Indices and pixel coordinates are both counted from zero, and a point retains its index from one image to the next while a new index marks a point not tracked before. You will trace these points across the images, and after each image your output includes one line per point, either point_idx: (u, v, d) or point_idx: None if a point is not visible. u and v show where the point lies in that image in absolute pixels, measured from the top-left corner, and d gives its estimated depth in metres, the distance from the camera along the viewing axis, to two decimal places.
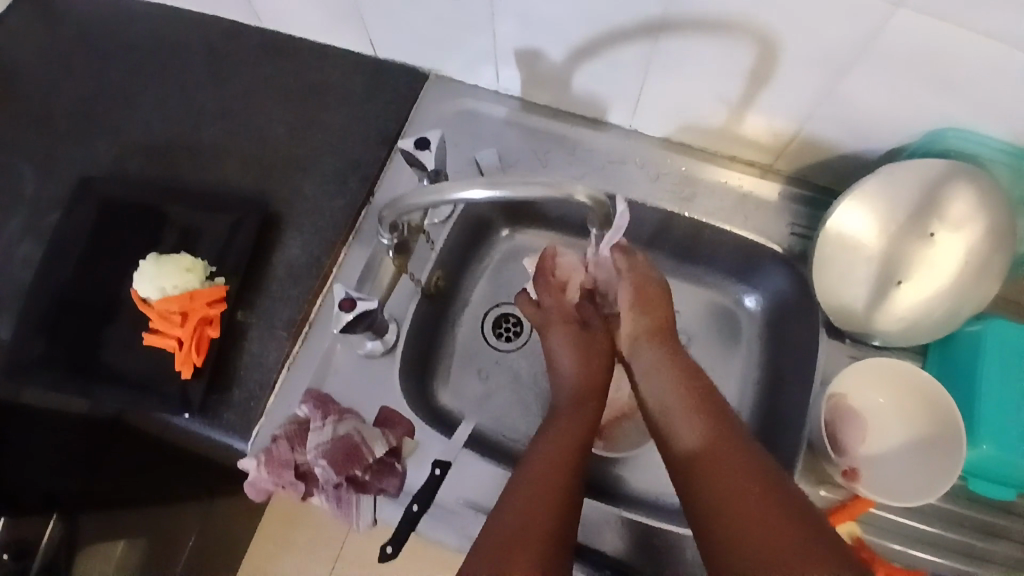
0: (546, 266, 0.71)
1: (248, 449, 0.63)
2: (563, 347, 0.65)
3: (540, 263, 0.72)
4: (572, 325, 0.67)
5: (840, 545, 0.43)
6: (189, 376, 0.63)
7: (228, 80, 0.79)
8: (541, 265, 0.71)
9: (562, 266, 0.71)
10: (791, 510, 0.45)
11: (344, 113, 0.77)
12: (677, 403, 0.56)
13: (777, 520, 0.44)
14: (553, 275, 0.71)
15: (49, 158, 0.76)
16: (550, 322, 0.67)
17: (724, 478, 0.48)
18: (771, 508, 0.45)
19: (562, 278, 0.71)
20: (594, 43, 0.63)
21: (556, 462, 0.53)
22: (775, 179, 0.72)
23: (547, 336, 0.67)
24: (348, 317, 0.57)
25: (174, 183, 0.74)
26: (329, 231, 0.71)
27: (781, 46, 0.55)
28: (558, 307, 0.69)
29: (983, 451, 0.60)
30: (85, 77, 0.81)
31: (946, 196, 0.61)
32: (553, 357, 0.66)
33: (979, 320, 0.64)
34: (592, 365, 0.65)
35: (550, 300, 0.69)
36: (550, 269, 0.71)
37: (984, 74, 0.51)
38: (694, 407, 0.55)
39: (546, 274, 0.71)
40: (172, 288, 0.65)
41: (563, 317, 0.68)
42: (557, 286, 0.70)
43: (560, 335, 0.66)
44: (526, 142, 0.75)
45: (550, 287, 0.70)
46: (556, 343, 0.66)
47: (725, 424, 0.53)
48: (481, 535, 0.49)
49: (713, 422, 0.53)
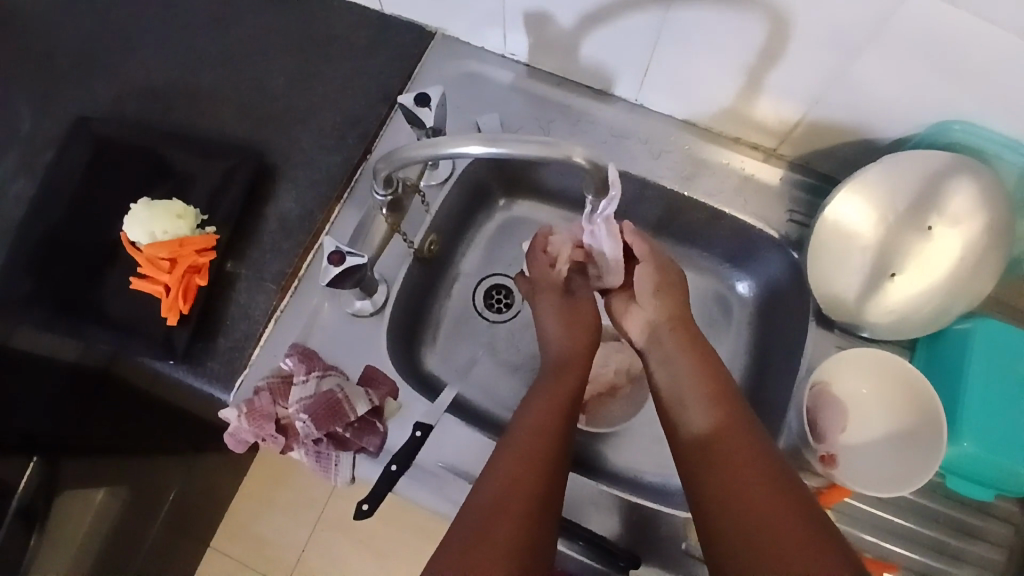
0: (539, 244, 0.69)
1: (230, 399, 0.63)
2: (548, 314, 0.67)
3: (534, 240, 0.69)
4: (559, 292, 0.68)
5: (829, 534, 0.43)
6: (174, 322, 0.63)
7: (230, 25, 0.78)
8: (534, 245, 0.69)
9: (553, 242, 0.68)
10: (786, 497, 0.45)
11: (346, 67, 0.75)
12: (689, 388, 0.56)
13: (771, 506, 0.44)
14: (545, 252, 0.68)
15: (42, 94, 0.75)
16: (538, 292, 0.68)
17: (727, 465, 0.48)
18: (768, 495, 0.45)
19: (553, 255, 0.68)
20: (605, 9, 0.61)
21: (541, 431, 0.54)
22: (778, 163, 0.71)
23: (536, 306, 0.68)
24: (336, 271, 0.57)
25: (169, 128, 0.72)
26: (325, 187, 0.70)
27: (795, 23, 0.54)
28: (547, 281, 0.68)
29: (965, 449, 0.60)
30: (82, 13, 0.78)
31: (947, 189, 0.61)
32: (540, 323, 0.67)
33: (969, 318, 0.64)
34: (578, 333, 0.65)
35: (538, 273, 0.68)
36: (541, 247, 0.69)
37: (996, 65, 0.50)
38: (705, 392, 0.55)
39: (536, 251, 0.69)
40: (162, 234, 0.64)
41: (550, 286, 0.68)
42: (547, 262, 0.68)
43: (547, 302, 0.67)
44: (530, 110, 0.74)
45: (541, 265, 0.68)
46: (542, 310, 0.67)
47: (733, 409, 0.53)
48: (467, 503, 0.49)
49: (722, 408, 0.53)
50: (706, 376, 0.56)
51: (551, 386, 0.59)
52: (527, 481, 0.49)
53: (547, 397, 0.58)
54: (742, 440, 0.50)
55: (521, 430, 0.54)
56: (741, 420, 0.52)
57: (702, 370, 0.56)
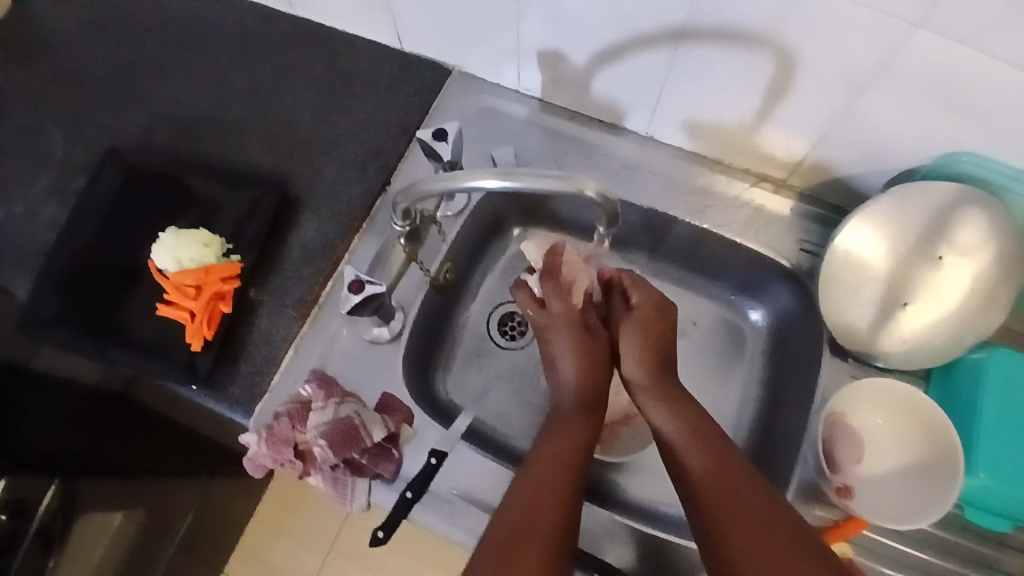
0: (555, 268, 0.64)
1: (250, 424, 0.64)
2: (568, 355, 0.62)
3: (549, 260, 0.65)
4: (580, 330, 0.63)
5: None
6: (198, 348, 0.64)
7: (259, 61, 0.81)
8: (550, 263, 0.65)
9: (570, 266, 0.65)
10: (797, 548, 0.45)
11: (368, 101, 0.78)
12: (687, 440, 0.55)
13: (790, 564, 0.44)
14: (562, 277, 0.65)
15: (79, 126, 0.78)
16: (554, 328, 0.63)
17: (736, 520, 0.48)
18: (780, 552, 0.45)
19: (569, 278, 0.65)
20: (618, 47, 0.64)
21: (552, 474, 0.52)
22: (788, 195, 0.72)
23: (550, 343, 0.63)
24: (356, 299, 0.59)
25: (197, 159, 0.75)
26: (345, 216, 0.72)
27: (803, 60, 0.56)
28: (567, 317, 0.63)
29: (980, 480, 0.60)
30: (120, 49, 0.82)
31: (955, 221, 0.62)
32: (557, 364, 0.62)
33: (983, 347, 0.64)
34: (598, 372, 0.62)
35: (558, 306, 0.63)
36: (557, 268, 0.65)
37: (1001, 101, 0.51)
38: (704, 445, 0.54)
39: (554, 274, 0.64)
40: (189, 262, 0.66)
41: (570, 322, 0.63)
42: (563, 288, 0.64)
43: (566, 341, 0.62)
44: (545, 143, 0.76)
45: (558, 289, 0.64)
46: (561, 351, 0.62)
47: (733, 459, 0.53)
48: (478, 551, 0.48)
49: (723, 461, 0.52)
50: (702, 430, 0.55)
51: (569, 428, 0.58)
52: (542, 531, 0.47)
53: (559, 437, 0.56)
54: (750, 493, 0.50)
55: (525, 480, 0.52)
56: (741, 472, 0.51)
57: (698, 423, 0.56)
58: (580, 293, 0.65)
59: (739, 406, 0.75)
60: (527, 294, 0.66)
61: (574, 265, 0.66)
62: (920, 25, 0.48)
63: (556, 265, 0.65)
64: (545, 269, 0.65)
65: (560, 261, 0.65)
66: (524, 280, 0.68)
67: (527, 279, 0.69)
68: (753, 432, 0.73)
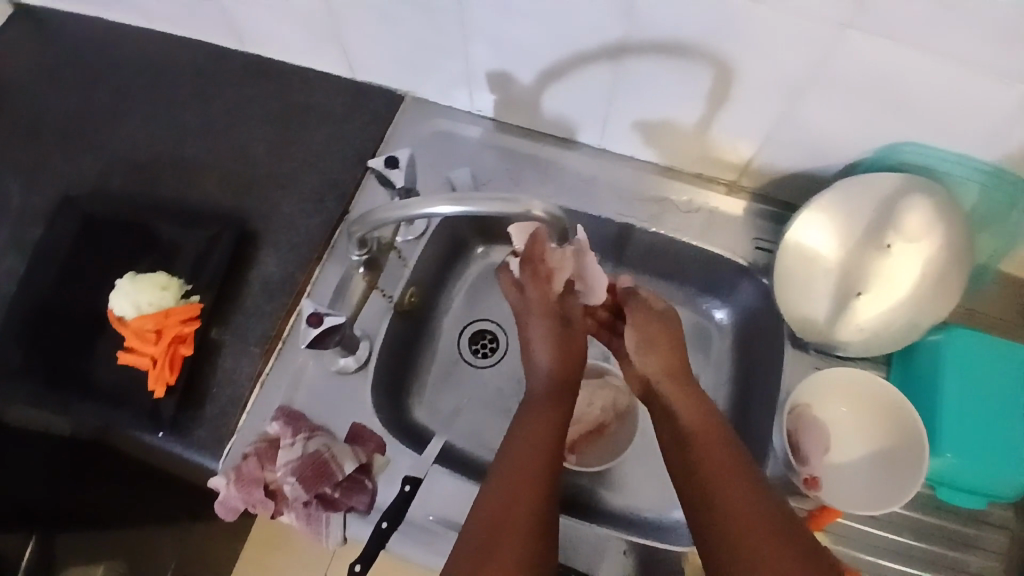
0: (535, 254, 0.64)
1: (218, 467, 0.63)
2: (542, 342, 0.63)
3: (530, 248, 0.64)
4: (555, 318, 0.64)
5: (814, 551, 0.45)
6: (162, 393, 0.64)
7: (211, 99, 0.81)
8: (531, 250, 0.65)
9: (553, 255, 0.65)
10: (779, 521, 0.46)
11: (323, 132, 0.78)
12: (685, 420, 0.56)
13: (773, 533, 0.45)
14: (542, 264, 0.65)
15: (31, 176, 0.77)
16: (530, 314, 0.64)
17: (727, 493, 0.48)
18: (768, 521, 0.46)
19: (551, 266, 0.65)
20: (563, 65, 0.65)
21: (541, 449, 0.53)
22: (741, 196, 0.73)
23: (526, 328, 0.64)
24: (316, 332, 0.58)
25: (153, 202, 0.75)
26: (305, 249, 0.72)
27: (740, 66, 0.57)
28: (541, 304, 0.64)
29: (947, 460, 0.61)
30: (69, 96, 0.82)
31: (901, 210, 0.63)
32: (530, 348, 0.63)
33: (941, 329, 0.65)
34: (571, 360, 0.63)
35: (534, 291, 0.65)
36: (539, 256, 0.65)
37: (932, 93, 0.53)
38: (699, 427, 0.55)
39: (534, 261, 0.65)
40: (147, 306, 0.66)
41: (545, 309, 0.64)
42: (543, 275, 0.65)
43: (540, 329, 0.63)
44: (501, 161, 0.76)
45: (536, 275, 0.65)
46: (533, 336, 0.63)
47: (723, 439, 0.53)
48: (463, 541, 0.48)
49: (714, 441, 0.53)
50: (698, 413, 0.56)
51: (545, 410, 0.58)
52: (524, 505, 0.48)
53: (537, 416, 0.57)
54: (740, 470, 0.50)
55: (512, 457, 0.53)
56: (731, 451, 0.52)
57: (693, 407, 0.56)
58: (561, 281, 0.65)
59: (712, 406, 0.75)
60: (509, 276, 0.67)
61: (559, 255, 0.65)
62: (846, 26, 0.50)
63: (539, 251, 0.64)
64: (525, 257, 0.65)
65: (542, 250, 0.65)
66: (506, 262, 0.68)
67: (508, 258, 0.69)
68: None
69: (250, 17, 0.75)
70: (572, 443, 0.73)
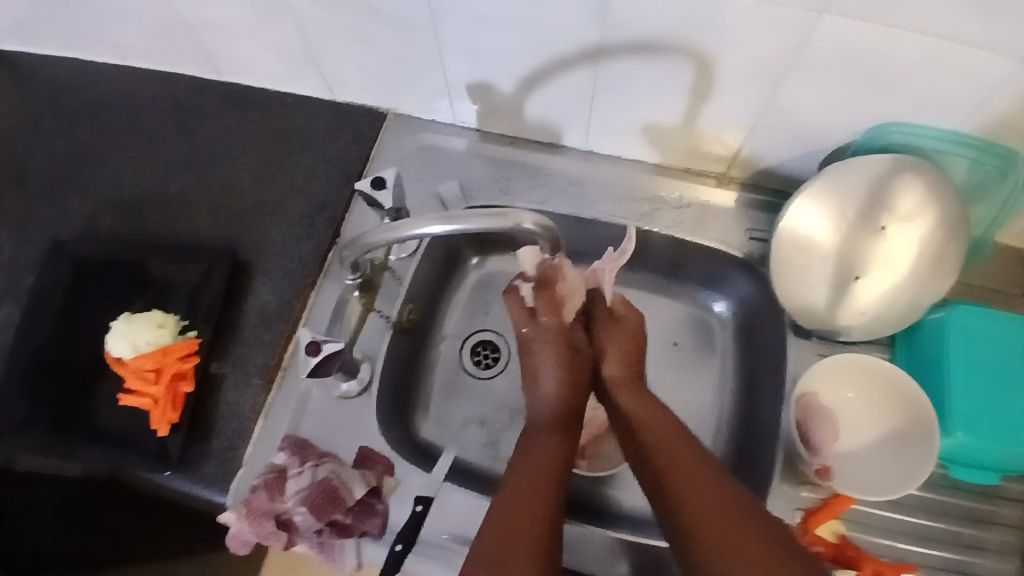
0: (550, 279, 0.63)
1: (227, 501, 0.62)
2: (552, 370, 0.61)
3: (545, 272, 0.63)
4: (567, 347, 0.62)
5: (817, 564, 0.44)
6: (165, 433, 0.64)
7: (193, 130, 0.80)
8: (546, 275, 0.63)
9: (568, 281, 0.64)
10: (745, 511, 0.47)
11: (307, 156, 0.77)
12: (664, 463, 0.53)
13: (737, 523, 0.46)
14: (556, 291, 0.64)
15: (21, 223, 0.77)
16: (541, 342, 0.62)
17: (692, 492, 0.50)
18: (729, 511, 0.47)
19: (563, 293, 0.64)
20: (541, 72, 0.64)
21: (529, 486, 0.52)
22: (731, 187, 0.73)
23: (536, 355, 0.62)
24: (315, 360, 0.58)
25: (144, 238, 0.74)
26: (299, 275, 0.72)
27: (719, 60, 0.57)
28: (553, 333, 0.62)
29: (958, 439, 0.61)
30: (52, 140, 0.81)
31: (893, 190, 0.62)
32: (538, 375, 0.61)
33: (943, 308, 0.65)
34: (579, 391, 0.61)
35: (547, 318, 0.63)
36: (553, 281, 0.63)
37: (913, 69, 0.52)
38: (677, 467, 0.52)
39: (548, 287, 0.63)
40: (145, 345, 0.65)
41: (559, 338, 0.62)
42: (556, 302, 0.64)
43: (552, 357, 0.61)
44: (488, 171, 0.76)
45: (551, 303, 0.63)
46: (542, 364, 0.61)
47: (684, 440, 0.54)
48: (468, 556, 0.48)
49: (688, 470, 0.51)
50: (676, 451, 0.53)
51: (544, 437, 0.57)
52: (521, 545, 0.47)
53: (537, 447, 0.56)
54: (721, 500, 0.48)
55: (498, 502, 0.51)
56: (694, 462, 0.52)
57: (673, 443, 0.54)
58: (571, 310, 0.64)
59: (719, 400, 0.75)
60: (519, 302, 0.64)
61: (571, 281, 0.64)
62: (823, 11, 0.49)
63: (554, 277, 0.63)
64: (538, 279, 0.63)
65: (558, 275, 0.63)
66: (516, 285, 0.65)
67: (518, 280, 0.66)
68: (735, 424, 0.73)
69: (226, 46, 0.75)
70: (582, 448, 0.73)
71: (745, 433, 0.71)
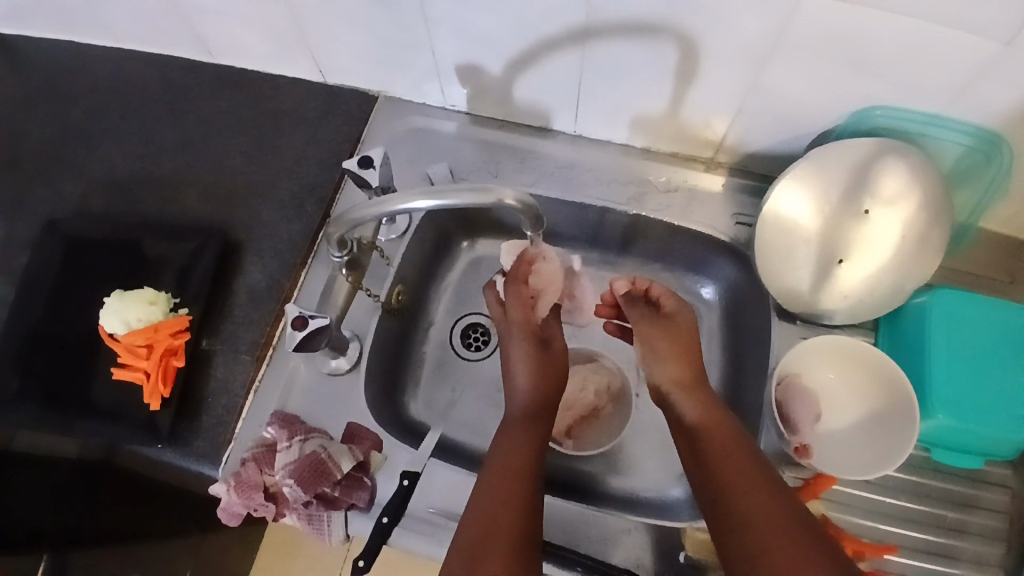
0: (522, 274, 0.67)
1: (218, 474, 0.64)
2: (521, 361, 0.64)
3: (516, 267, 0.67)
4: (536, 340, 0.65)
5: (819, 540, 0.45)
6: (157, 407, 0.65)
7: (186, 113, 0.81)
8: (517, 270, 0.67)
9: (540, 276, 0.68)
10: (769, 499, 0.49)
11: (299, 138, 0.78)
12: (711, 457, 0.54)
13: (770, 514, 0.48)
14: (526, 286, 0.67)
15: (17, 202, 0.78)
16: (511, 335, 0.66)
17: (732, 478, 0.52)
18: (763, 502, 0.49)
19: (535, 289, 0.68)
20: (529, 54, 0.65)
21: (514, 468, 0.54)
22: (719, 171, 0.74)
23: (508, 349, 0.65)
24: (302, 334, 0.58)
25: (138, 219, 0.75)
26: (289, 254, 0.72)
27: (703, 43, 0.58)
28: (523, 325, 0.66)
29: (939, 420, 0.61)
30: (48, 122, 0.82)
31: (876, 173, 0.62)
32: (510, 367, 0.64)
33: (925, 292, 0.65)
34: (549, 384, 0.64)
35: (516, 311, 0.66)
36: (523, 276, 0.67)
37: (896, 52, 0.53)
38: (722, 457, 0.53)
39: (518, 280, 0.67)
40: (136, 321, 0.66)
41: (528, 331, 0.65)
42: (528, 296, 0.67)
43: (521, 349, 0.64)
44: (479, 154, 0.77)
45: (521, 297, 0.67)
46: (513, 356, 0.65)
47: (721, 423, 0.57)
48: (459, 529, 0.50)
49: (732, 461, 0.53)
50: (723, 442, 0.55)
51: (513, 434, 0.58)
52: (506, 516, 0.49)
53: (518, 434, 0.58)
54: (755, 491, 0.50)
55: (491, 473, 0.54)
56: (736, 453, 0.53)
57: (741, 478, 0.51)
58: (543, 306, 0.68)
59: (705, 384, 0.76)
60: (496, 294, 0.69)
61: (543, 276, 0.68)
62: None
63: (526, 272, 0.67)
64: (510, 275, 0.68)
65: (530, 269, 0.67)
66: (494, 281, 0.70)
67: (499, 279, 0.71)
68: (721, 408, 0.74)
69: (218, 28, 0.75)
70: (568, 428, 0.74)
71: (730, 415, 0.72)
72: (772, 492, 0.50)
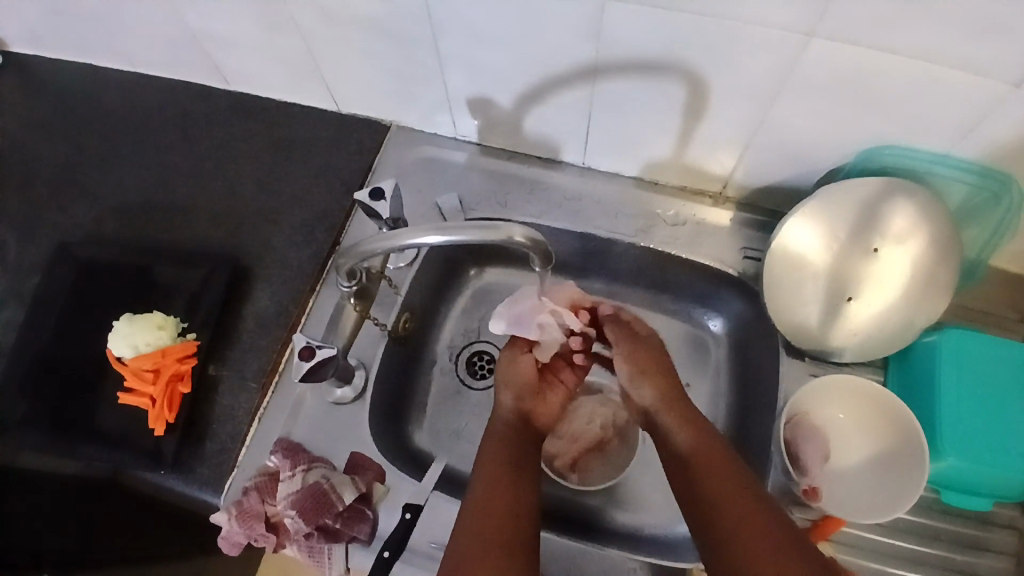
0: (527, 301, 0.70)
1: (221, 502, 0.64)
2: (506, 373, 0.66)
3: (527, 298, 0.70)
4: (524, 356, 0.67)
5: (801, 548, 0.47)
6: (161, 432, 0.65)
7: (202, 139, 0.82)
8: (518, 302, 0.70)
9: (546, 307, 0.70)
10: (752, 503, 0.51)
11: (310, 166, 0.79)
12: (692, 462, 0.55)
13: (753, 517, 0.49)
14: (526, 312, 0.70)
15: (30, 224, 0.79)
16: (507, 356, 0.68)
17: (715, 481, 0.53)
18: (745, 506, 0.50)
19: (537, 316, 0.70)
20: (540, 89, 0.66)
21: (504, 480, 0.54)
22: (727, 206, 0.73)
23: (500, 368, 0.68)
24: (308, 364, 0.58)
25: (150, 244, 0.76)
26: (298, 281, 0.73)
27: (712, 82, 0.59)
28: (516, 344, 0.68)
29: (948, 462, 0.60)
30: (65, 145, 0.84)
31: (885, 211, 0.62)
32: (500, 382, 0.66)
33: (936, 331, 0.65)
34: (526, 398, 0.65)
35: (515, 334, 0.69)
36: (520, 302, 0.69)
37: (903, 92, 0.53)
38: (705, 463, 0.55)
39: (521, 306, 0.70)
40: (145, 346, 0.67)
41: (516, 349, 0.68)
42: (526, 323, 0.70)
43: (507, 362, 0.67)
44: (488, 184, 0.77)
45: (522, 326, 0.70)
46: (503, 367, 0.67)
47: (703, 430, 0.58)
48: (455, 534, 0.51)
49: (712, 465, 0.54)
50: (705, 449, 0.56)
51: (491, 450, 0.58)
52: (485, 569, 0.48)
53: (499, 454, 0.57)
54: (737, 494, 0.51)
55: (472, 513, 0.52)
56: (716, 458, 0.55)
57: (724, 482, 0.53)
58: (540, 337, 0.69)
59: (712, 418, 0.75)
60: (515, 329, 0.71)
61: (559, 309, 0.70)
62: (812, 34, 0.51)
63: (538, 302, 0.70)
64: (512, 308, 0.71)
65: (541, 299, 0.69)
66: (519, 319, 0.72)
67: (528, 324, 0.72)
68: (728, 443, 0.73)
69: (234, 58, 0.77)
70: (573, 462, 0.73)
71: (737, 451, 0.71)
72: (751, 496, 0.51)
